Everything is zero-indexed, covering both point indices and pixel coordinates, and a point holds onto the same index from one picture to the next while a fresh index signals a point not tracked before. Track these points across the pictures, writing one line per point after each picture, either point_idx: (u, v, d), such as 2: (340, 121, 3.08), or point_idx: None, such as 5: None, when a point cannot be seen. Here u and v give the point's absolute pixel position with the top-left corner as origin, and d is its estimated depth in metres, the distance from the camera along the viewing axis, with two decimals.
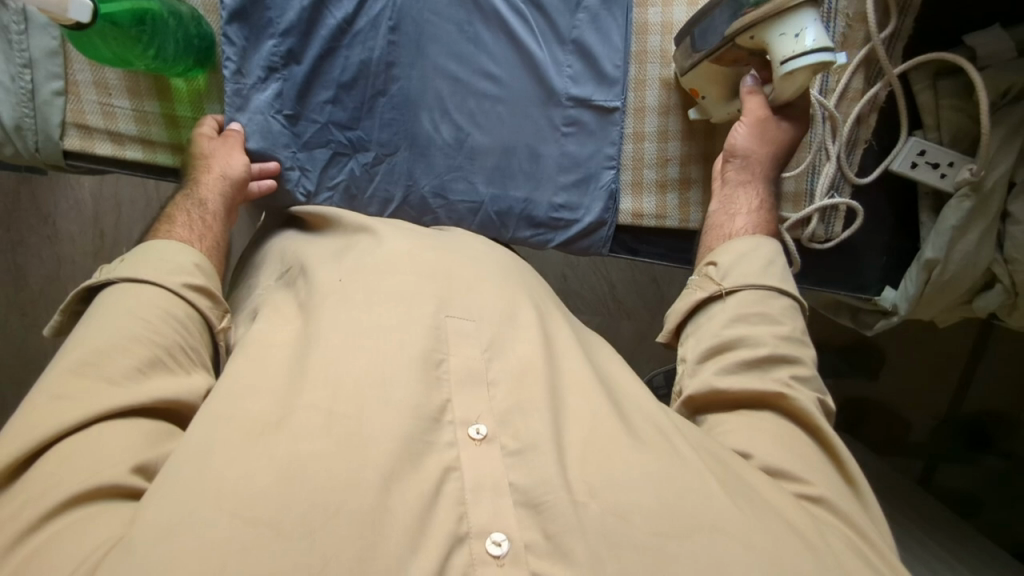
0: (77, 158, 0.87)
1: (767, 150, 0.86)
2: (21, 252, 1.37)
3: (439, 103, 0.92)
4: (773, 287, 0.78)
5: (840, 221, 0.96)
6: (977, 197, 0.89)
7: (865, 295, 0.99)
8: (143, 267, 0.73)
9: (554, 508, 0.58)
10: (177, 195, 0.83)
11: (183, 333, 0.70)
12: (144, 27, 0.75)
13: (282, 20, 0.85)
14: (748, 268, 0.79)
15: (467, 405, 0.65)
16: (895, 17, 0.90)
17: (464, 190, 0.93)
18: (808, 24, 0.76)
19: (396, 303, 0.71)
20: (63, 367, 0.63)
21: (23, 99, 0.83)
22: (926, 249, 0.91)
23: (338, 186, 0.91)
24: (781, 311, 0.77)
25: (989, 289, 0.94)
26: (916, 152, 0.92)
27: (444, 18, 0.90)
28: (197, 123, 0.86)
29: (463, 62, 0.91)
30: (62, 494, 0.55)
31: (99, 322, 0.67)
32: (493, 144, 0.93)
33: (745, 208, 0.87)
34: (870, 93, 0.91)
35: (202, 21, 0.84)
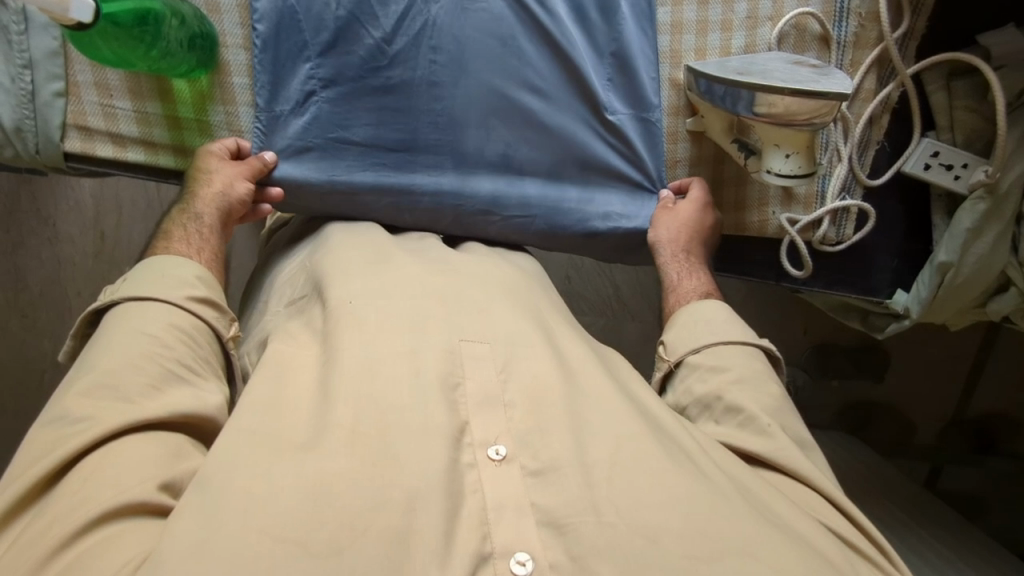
0: (78, 160, 0.85)
1: (672, 230, 0.88)
2: (20, 254, 1.37)
3: (484, 121, 0.88)
4: (717, 339, 0.80)
5: (852, 223, 0.94)
6: (991, 199, 0.88)
7: (875, 298, 0.98)
8: (142, 285, 0.71)
9: (579, 529, 0.57)
10: (174, 209, 0.82)
11: (192, 344, 0.69)
12: (146, 27, 0.74)
13: (317, 42, 0.84)
14: (687, 334, 0.81)
15: (484, 423, 0.64)
16: (908, 15, 0.88)
17: (518, 205, 0.89)
18: (778, 164, 0.83)
19: (407, 328, 0.70)
20: (77, 388, 0.61)
21: (22, 100, 0.81)
22: (939, 252, 0.91)
23: (382, 210, 0.88)
24: (731, 355, 0.78)
25: (1003, 293, 0.93)
26: (929, 153, 0.91)
27: (486, 35, 0.87)
28: (206, 142, 0.85)
29: (507, 76, 0.88)
30: (82, 510, 0.54)
31: (105, 340, 0.66)
32: (542, 162, 0.90)
33: (689, 279, 0.87)
34: (883, 93, 0.89)
35: (205, 20, 0.82)
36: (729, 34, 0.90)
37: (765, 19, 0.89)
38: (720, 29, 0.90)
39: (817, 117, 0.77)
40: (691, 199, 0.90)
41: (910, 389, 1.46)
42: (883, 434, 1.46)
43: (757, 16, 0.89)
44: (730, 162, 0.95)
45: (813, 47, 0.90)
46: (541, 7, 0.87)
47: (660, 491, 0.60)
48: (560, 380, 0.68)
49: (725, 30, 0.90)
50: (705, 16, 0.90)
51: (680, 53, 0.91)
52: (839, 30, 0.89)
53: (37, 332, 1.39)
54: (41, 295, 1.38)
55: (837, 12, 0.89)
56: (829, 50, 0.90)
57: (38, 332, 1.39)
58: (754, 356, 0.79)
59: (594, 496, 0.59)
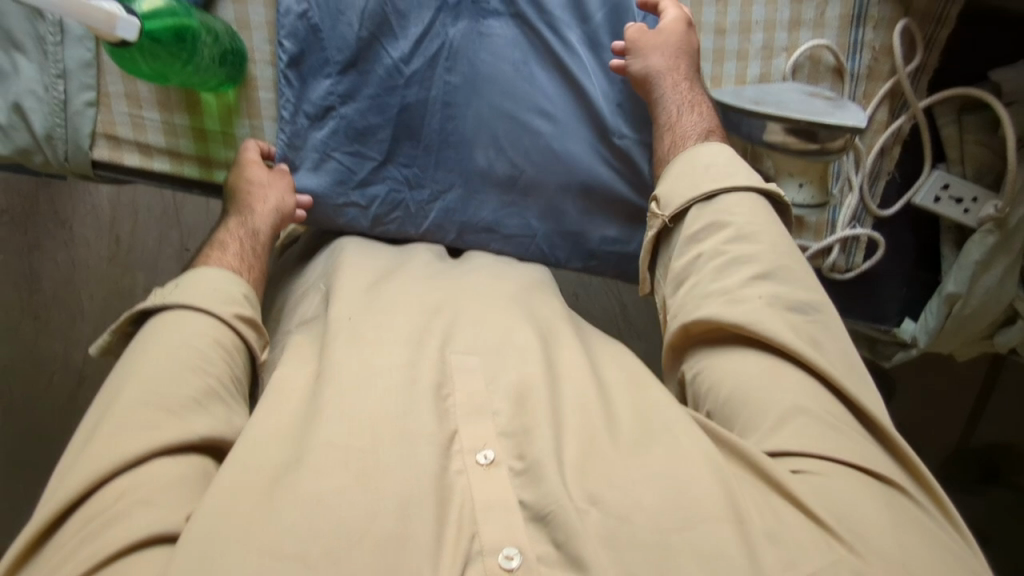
0: (105, 168, 0.87)
1: (661, 58, 0.83)
2: (35, 256, 1.39)
3: (494, 141, 0.89)
4: (721, 189, 0.77)
5: (861, 251, 0.96)
6: (1001, 233, 0.89)
7: (884, 326, 0.98)
8: (192, 295, 0.73)
9: (560, 516, 0.58)
10: (226, 220, 0.84)
11: (230, 360, 0.72)
12: (184, 44, 0.76)
13: (339, 59, 0.86)
14: (683, 185, 0.79)
15: (473, 429, 0.65)
16: (921, 50, 0.90)
17: (518, 225, 0.92)
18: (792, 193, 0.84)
19: (411, 347, 0.72)
20: (128, 395, 0.64)
21: (55, 109, 0.83)
22: (947, 283, 0.92)
23: (393, 223, 0.91)
24: (736, 204, 0.76)
25: (1010, 325, 0.95)
26: (940, 185, 0.92)
27: (501, 58, 0.88)
28: (239, 148, 0.87)
29: (515, 100, 0.88)
30: (111, 528, 0.56)
31: (152, 349, 0.69)
32: (548, 182, 0.91)
33: (691, 114, 0.83)
34: (895, 125, 0.91)
35: (236, 37, 0.85)
36: (745, 64, 0.92)
37: (780, 50, 0.91)
38: (736, 58, 0.92)
39: (828, 145, 0.79)
40: (669, 20, 0.86)
41: (913, 416, 1.46)
42: None
43: (773, 47, 0.91)
44: None
45: (827, 79, 0.91)
46: (556, 32, 0.88)
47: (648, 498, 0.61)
48: (543, 382, 0.70)
49: (741, 59, 0.92)
50: (721, 46, 0.92)
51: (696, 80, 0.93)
52: (853, 62, 0.91)
53: (49, 333, 1.41)
54: (54, 297, 1.40)
55: (852, 45, 0.90)
56: (843, 82, 0.91)
57: (49, 333, 1.41)
58: (756, 201, 0.77)
59: (569, 489, 0.60)
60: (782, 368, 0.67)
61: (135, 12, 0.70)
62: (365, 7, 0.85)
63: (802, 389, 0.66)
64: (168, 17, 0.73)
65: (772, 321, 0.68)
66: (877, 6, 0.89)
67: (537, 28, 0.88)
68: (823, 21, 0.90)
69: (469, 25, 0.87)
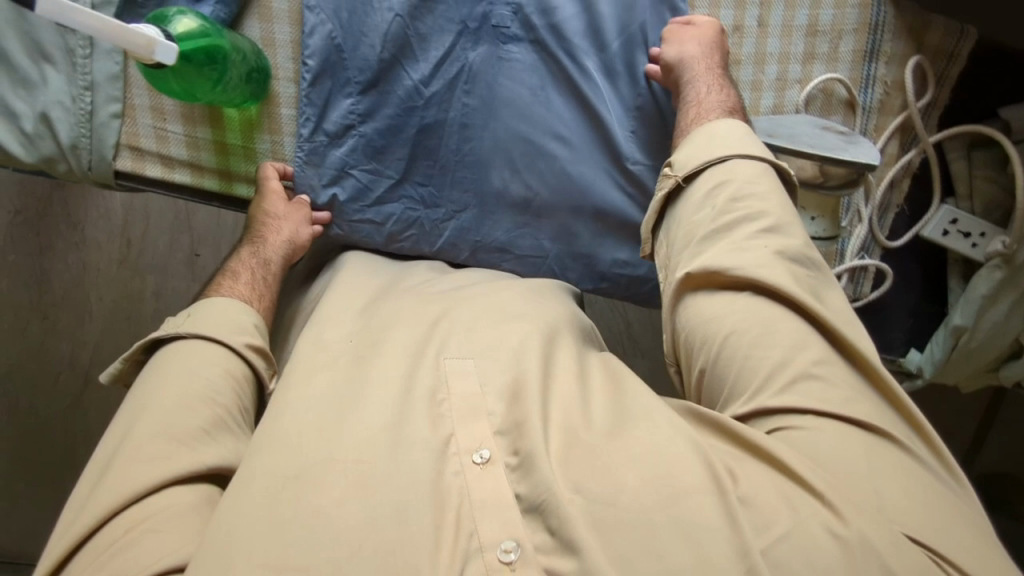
0: (128, 178, 0.88)
1: (695, 47, 0.84)
2: (47, 257, 1.40)
3: (508, 162, 0.91)
4: (738, 153, 0.75)
5: (869, 281, 0.96)
6: (1009, 268, 0.90)
7: (890, 355, 1.00)
8: (203, 326, 0.74)
9: (555, 506, 0.58)
10: (241, 248, 0.86)
11: (239, 391, 0.72)
12: (215, 64, 0.78)
13: (361, 79, 0.87)
14: (697, 147, 0.78)
15: (469, 432, 0.64)
16: (932, 86, 0.91)
17: (529, 246, 0.94)
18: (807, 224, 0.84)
19: (418, 357, 0.72)
20: (144, 427, 0.66)
21: (81, 120, 0.84)
22: (954, 315, 0.93)
23: (407, 240, 0.93)
24: (751, 172, 0.74)
25: (1016, 359, 0.96)
26: (948, 220, 0.93)
27: (519, 82, 0.90)
28: (257, 171, 0.88)
29: (532, 124, 0.90)
30: (124, 555, 0.57)
31: (165, 378, 0.70)
32: (559, 204, 0.92)
33: (713, 96, 0.83)
34: (905, 159, 0.92)
35: (261, 55, 0.86)
36: (759, 95, 0.93)
37: (794, 82, 0.92)
38: (750, 89, 0.93)
39: (833, 183, 0.81)
40: (706, 19, 0.88)
41: None
42: None
43: (787, 79, 0.92)
44: None
45: (839, 111, 0.92)
46: (572, 57, 0.89)
47: None
48: (536, 379, 0.69)
49: (755, 90, 0.93)
50: (736, 76, 0.93)
51: None
52: (865, 96, 0.92)
53: (57, 334, 1.43)
54: (63, 298, 1.41)
55: (864, 79, 0.92)
56: (854, 115, 0.92)
57: (57, 334, 1.42)
58: (767, 167, 0.75)
59: (560, 476, 0.60)
60: (782, 323, 0.67)
61: (171, 35, 0.72)
62: (387, 29, 0.87)
63: (799, 340, 0.66)
64: (202, 37, 0.75)
65: (775, 272, 0.68)
66: (889, 42, 0.91)
67: (555, 54, 0.89)
68: (837, 55, 0.92)
69: (489, 49, 0.89)
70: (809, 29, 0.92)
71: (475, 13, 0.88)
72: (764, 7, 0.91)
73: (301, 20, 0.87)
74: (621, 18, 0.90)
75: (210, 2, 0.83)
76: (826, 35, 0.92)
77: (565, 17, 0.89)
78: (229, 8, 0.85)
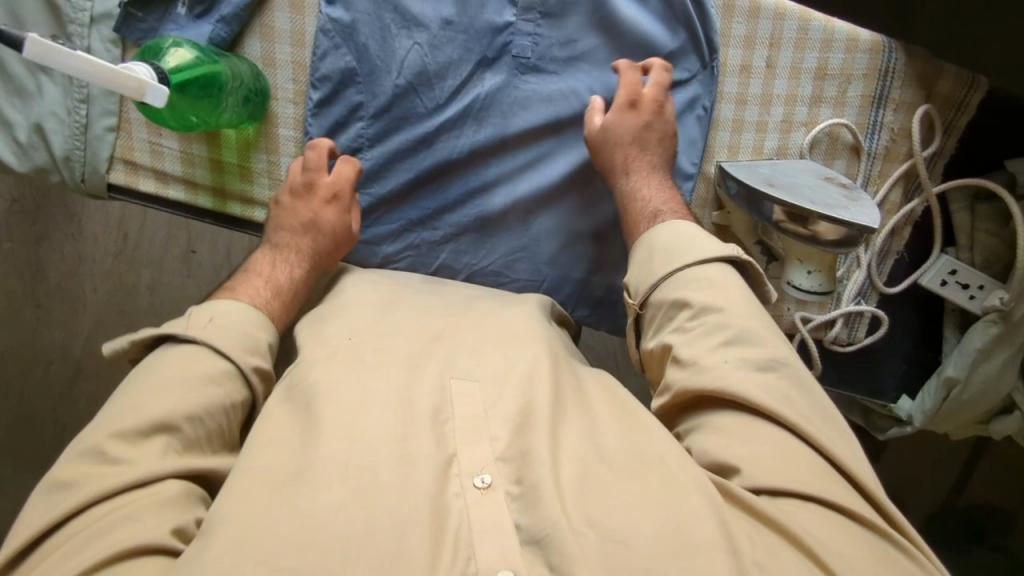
0: (121, 192, 0.87)
1: (607, 151, 0.85)
2: (43, 246, 1.40)
3: (512, 190, 0.90)
4: (691, 261, 0.76)
5: (864, 327, 0.95)
6: (1004, 325, 0.89)
7: (881, 399, 0.99)
8: (222, 338, 0.71)
9: (557, 542, 0.57)
10: (284, 250, 0.82)
11: (230, 416, 0.70)
12: (212, 94, 0.77)
13: (373, 104, 0.87)
14: (644, 267, 0.79)
15: (472, 454, 0.63)
16: (939, 135, 0.90)
17: (528, 269, 0.91)
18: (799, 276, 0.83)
19: (414, 373, 0.71)
20: (121, 432, 0.63)
21: (76, 132, 0.84)
22: (947, 366, 0.92)
23: (402, 260, 0.91)
24: (716, 275, 0.74)
25: (1007, 414, 0.96)
26: (947, 270, 0.92)
27: (533, 113, 0.88)
28: (339, 166, 0.84)
29: (543, 155, 0.90)
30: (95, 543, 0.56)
31: (165, 385, 0.67)
32: (558, 231, 0.91)
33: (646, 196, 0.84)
34: (906, 208, 0.90)
35: (260, 77, 0.85)
36: (763, 135, 0.91)
37: (799, 124, 0.91)
38: (755, 129, 0.91)
39: (833, 239, 0.78)
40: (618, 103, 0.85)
41: (903, 469, 1.38)
42: None
43: (793, 121, 0.91)
44: None
45: (843, 156, 0.91)
46: (587, 89, 0.88)
47: None
48: (546, 405, 0.68)
49: (760, 130, 0.91)
50: (742, 116, 0.91)
51: (713, 148, 0.92)
52: (870, 142, 0.91)
53: (49, 323, 1.42)
54: (58, 288, 1.41)
55: (870, 125, 0.91)
56: (858, 160, 0.91)
57: (50, 324, 1.41)
58: (725, 272, 0.75)
59: (567, 513, 0.59)
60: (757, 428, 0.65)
61: (167, 67, 0.71)
62: (405, 57, 0.86)
63: (777, 447, 0.64)
64: (196, 67, 0.74)
65: (737, 377, 0.67)
66: (899, 90, 0.90)
67: (573, 87, 0.88)
68: (844, 99, 0.90)
69: (508, 78, 0.88)
70: (819, 71, 0.90)
71: (494, 44, 0.87)
72: (774, 48, 0.90)
73: (307, 42, 0.86)
74: (640, 57, 0.89)
75: (212, 20, 0.83)
76: (835, 78, 0.90)
77: (587, 50, 0.89)
78: (229, 28, 0.84)
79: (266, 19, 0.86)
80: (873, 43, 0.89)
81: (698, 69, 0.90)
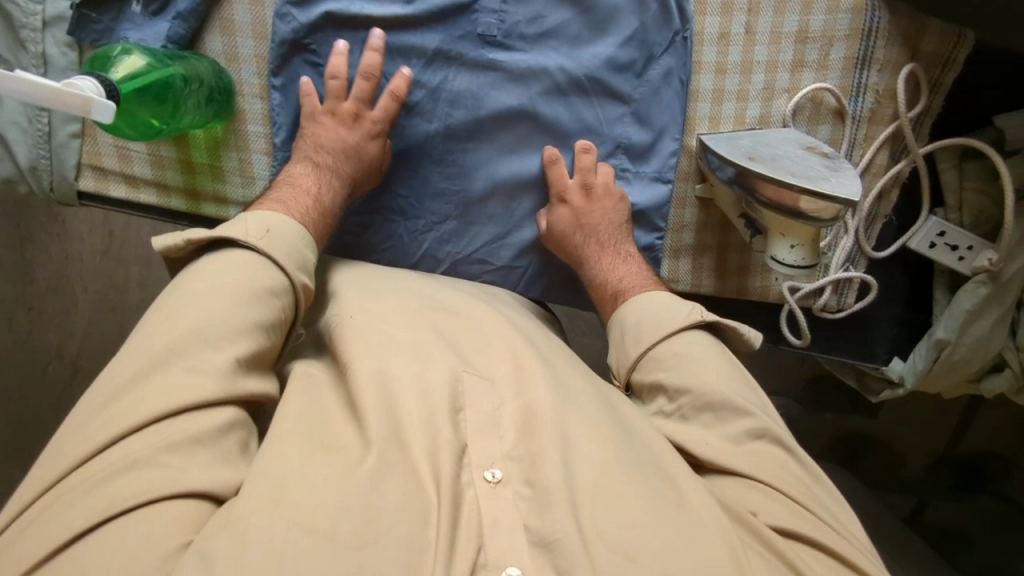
0: (91, 198, 0.88)
1: (562, 244, 0.86)
2: (29, 249, 1.38)
3: (493, 174, 0.88)
4: (660, 336, 0.75)
5: (853, 292, 0.94)
6: (993, 285, 0.88)
7: (871, 363, 0.99)
8: (274, 245, 0.69)
9: (565, 545, 0.58)
10: (326, 176, 0.79)
11: (280, 319, 0.68)
12: (167, 97, 0.75)
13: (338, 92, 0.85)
14: (619, 347, 0.78)
15: (482, 447, 0.64)
16: (925, 94, 0.87)
17: (513, 253, 0.90)
18: (782, 251, 0.81)
19: (410, 358, 0.70)
20: (168, 341, 0.61)
21: (39, 140, 0.84)
22: (938, 328, 0.91)
23: (387, 251, 0.90)
24: (687, 343, 0.74)
25: (999, 372, 0.95)
26: (935, 232, 0.91)
27: (505, 94, 0.86)
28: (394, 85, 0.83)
29: (520, 135, 0.88)
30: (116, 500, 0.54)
31: (215, 290, 0.64)
32: (541, 213, 0.90)
33: (612, 273, 0.83)
34: (894, 169, 0.88)
35: (223, 73, 0.84)
36: (745, 104, 0.89)
37: (782, 91, 0.89)
38: (735, 99, 0.89)
39: (817, 216, 0.76)
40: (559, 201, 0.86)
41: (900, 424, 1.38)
42: (867, 469, 1.38)
43: (774, 88, 0.89)
44: (735, 255, 0.93)
45: (827, 121, 0.89)
46: (562, 68, 0.86)
47: (647, 521, 0.60)
48: (544, 396, 0.69)
49: (740, 99, 0.89)
50: (722, 86, 0.89)
51: (695, 119, 0.90)
52: (854, 105, 0.88)
53: (42, 325, 1.40)
54: (47, 289, 1.39)
55: (854, 87, 0.88)
56: (843, 124, 0.89)
57: (42, 325, 1.40)
58: (695, 340, 0.74)
59: (571, 512, 0.60)
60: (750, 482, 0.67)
61: (115, 76, 0.69)
62: (367, 37, 0.85)
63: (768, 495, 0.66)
64: (148, 73, 0.72)
65: (718, 448, 0.68)
66: (883, 49, 0.87)
67: (544, 64, 0.86)
68: (827, 62, 0.88)
69: (475, 58, 0.86)
70: (799, 35, 0.88)
71: (459, 23, 0.85)
72: (752, 13, 0.88)
73: (268, 33, 0.84)
74: (612, 32, 0.86)
75: (168, 17, 0.81)
76: (816, 40, 0.88)
77: (556, 26, 0.86)
78: (187, 23, 0.82)
79: (225, 13, 0.84)
80: (854, 2, 0.86)
81: (671, 39, 0.87)
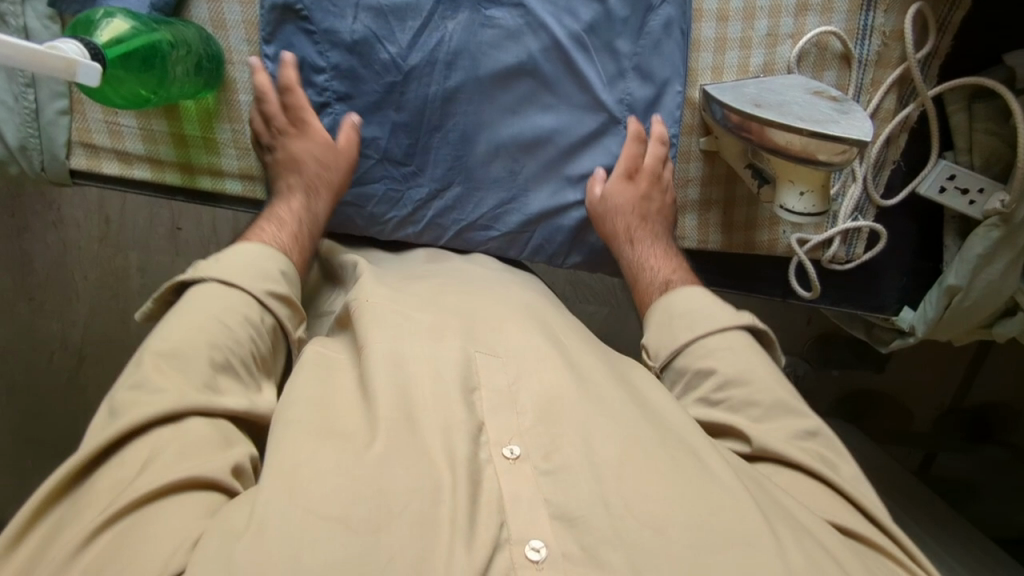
0: (84, 176, 0.87)
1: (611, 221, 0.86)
2: (26, 238, 1.33)
3: (494, 137, 0.86)
4: (716, 327, 0.77)
5: (862, 243, 0.93)
6: (1006, 228, 0.85)
7: (882, 314, 0.98)
8: (233, 270, 0.72)
9: (589, 520, 0.57)
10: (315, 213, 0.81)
11: (257, 331, 0.70)
12: (154, 63, 0.73)
13: (331, 57, 0.83)
14: (662, 335, 0.80)
15: (498, 424, 0.64)
16: (934, 34, 0.84)
17: (518, 216, 0.89)
18: (791, 201, 0.80)
19: (423, 337, 0.70)
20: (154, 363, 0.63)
21: (27, 118, 0.82)
22: (949, 275, 0.90)
23: (390, 222, 0.88)
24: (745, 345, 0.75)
25: (1011, 315, 0.93)
26: (945, 176, 0.89)
27: (502, 52, 0.84)
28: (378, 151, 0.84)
29: (519, 95, 0.85)
30: (130, 491, 0.55)
31: (189, 317, 0.67)
32: (543, 174, 0.88)
33: (653, 264, 0.85)
34: (901, 114, 0.86)
35: (211, 40, 0.81)
36: (748, 53, 0.87)
37: (786, 37, 0.86)
38: (738, 47, 0.87)
39: (825, 160, 0.74)
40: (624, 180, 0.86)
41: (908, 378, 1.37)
42: (877, 423, 1.38)
43: (778, 34, 0.86)
44: (742, 209, 0.91)
45: (833, 66, 0.87)
46: (559, 23, 0.83)
47: (668, 490, 0.60)
48: None
49: (743, 48, 0.87)
50: (725, 34, 0.87)
51: (697, 71, 0.88)
52: (861, 48, 0.86)
53: (44, 313, 1.38)
54: (46, 279, 1.35)
55: (860, 29, 0.86)
56: (850, 69, 0.87)
57: (44, 314, 1.38)
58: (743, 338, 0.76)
59: (590, 481, 0.59)
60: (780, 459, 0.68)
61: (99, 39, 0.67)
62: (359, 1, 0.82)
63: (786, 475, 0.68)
64: (136, 36, 0.70)
65: (778, 451, 0.69)
66: None
67: (541, 20, 0.83)
68: (832, 5, 0.85)
69: (470, 16, 0.83)
70: None
71: None
72: None
73: None
74: None
75: None
76: None
77: None
78: None
79: None
80: None
81: None
